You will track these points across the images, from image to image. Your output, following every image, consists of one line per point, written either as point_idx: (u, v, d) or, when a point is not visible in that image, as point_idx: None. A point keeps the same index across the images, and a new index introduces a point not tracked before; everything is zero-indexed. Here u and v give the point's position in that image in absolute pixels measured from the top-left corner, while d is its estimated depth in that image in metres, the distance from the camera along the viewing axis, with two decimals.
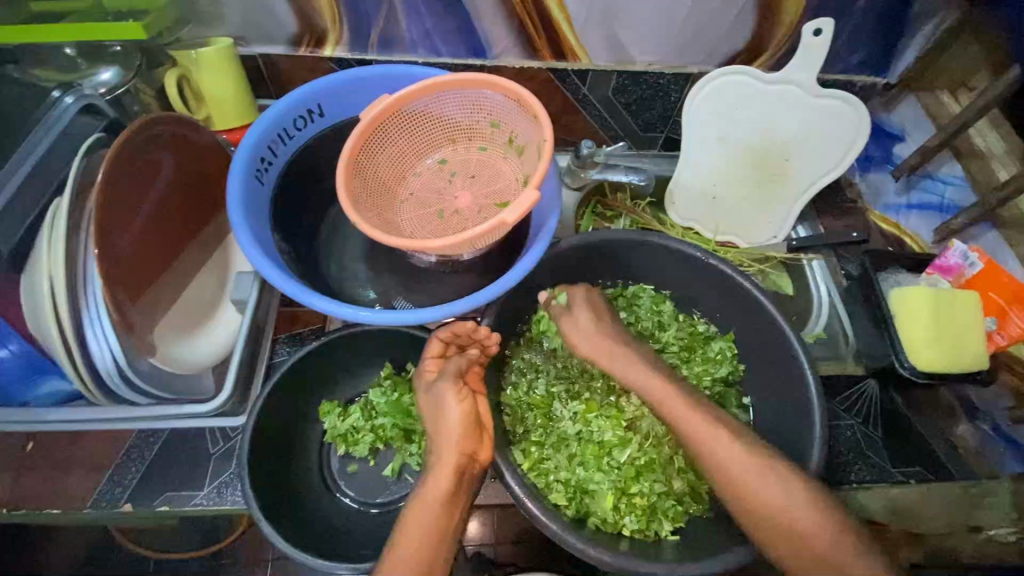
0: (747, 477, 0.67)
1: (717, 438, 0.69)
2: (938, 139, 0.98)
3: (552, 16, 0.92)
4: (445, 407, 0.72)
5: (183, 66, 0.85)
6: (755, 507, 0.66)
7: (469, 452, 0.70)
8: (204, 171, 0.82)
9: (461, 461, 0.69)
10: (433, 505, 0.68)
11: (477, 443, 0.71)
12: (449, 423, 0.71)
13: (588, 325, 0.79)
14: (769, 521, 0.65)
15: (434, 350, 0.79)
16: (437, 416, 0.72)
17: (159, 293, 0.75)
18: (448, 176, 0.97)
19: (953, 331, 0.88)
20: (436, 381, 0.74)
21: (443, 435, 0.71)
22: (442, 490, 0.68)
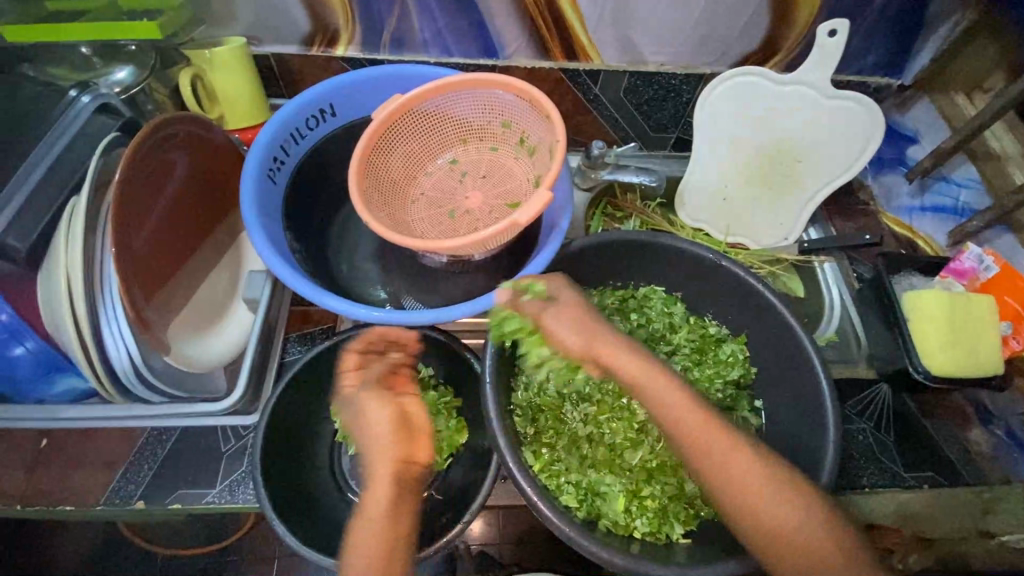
0: (730, 467, 0.64)
1: (685, 427, 0.66)
2: (954, 140, 0.97)
3: (565, 17, 0.91)
4: (370, 415, 0.70)
5: (197, 65, 0.85)
6: (741, 501, 0.63)
7: (404, 455, 0.68)
8: (218, 170, 0.82)
9: (397, 464, 0.67)
10: (378, 519, 0.64)
11: (411, 446, 0.69)
12: (378, 429, 0.69)
13: (567, 314, 0.72)
14: (759, 515, 0.62)
15: (352, 362, 0.76)
16: (363, 425, 0.70)
17: (173, 293, 0.75)
18: (459, 176, 0.97)
19: (967, 334, 0.87)
20: (356, 392, 0.73)
21: (374, 444, 0.69)
22: (384, 502, 0.65)
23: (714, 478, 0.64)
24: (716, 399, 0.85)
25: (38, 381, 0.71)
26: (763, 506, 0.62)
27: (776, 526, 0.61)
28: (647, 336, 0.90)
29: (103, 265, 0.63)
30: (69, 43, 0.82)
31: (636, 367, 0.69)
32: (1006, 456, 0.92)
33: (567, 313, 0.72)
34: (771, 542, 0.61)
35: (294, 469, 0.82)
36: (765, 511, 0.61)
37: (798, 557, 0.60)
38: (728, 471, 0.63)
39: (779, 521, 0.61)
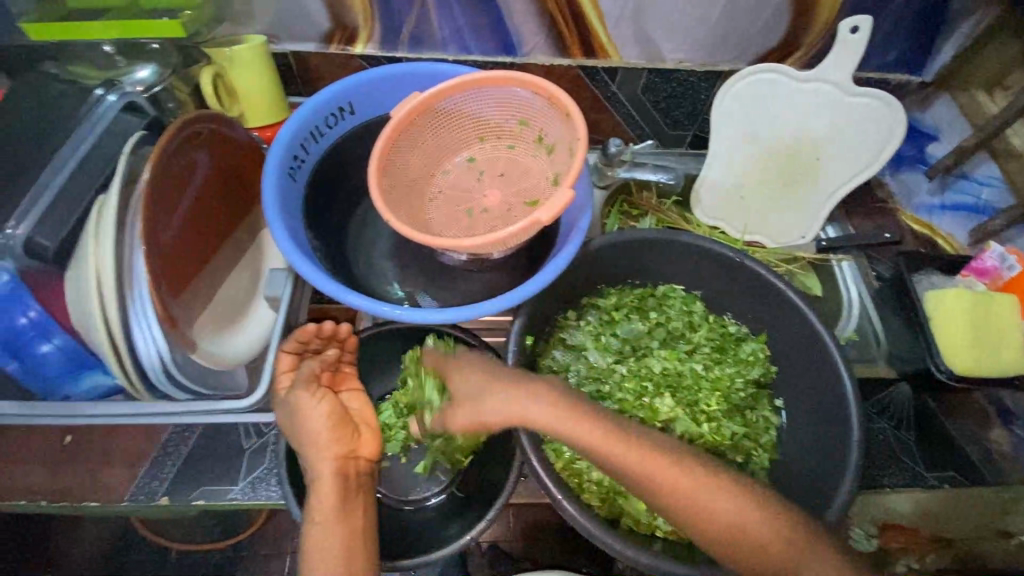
0: (675, 479, 0.63)
1: (608, 450, 0.65)
2: (976, 138, 0.96)
3: (584, 14, 0.91)
4: (306, 417, 0.71)
5: (217, 63, 0.85)
6: (689, 508, 0.62)
7: (347, 451, 0.72)
8: (240, 168, 0.83)
9: (341, 461, 0.71)
10: (330, 519, 0.67)
11: (349, 439, 0.73)
12: (316, 429, 0.71)
13: (476, 368, 0.73)
14: (713, 519, 0.62)
15: (285, 364, 0.76)
16: (300, 429, 0.71)
17: (197, 292, 0.76)
18: (476, 175, 0.97)
19: (990, 334, 0.87)
20: (289, 393, 0.73)
21: (311, 443, 0.70)
22: (331, 503, 0.68)
23: (654, 491, 0.64)
24: (738, 399, 0.85)
25: (67, 377, 0.73)
26: (747, 514, 0.62)
27: (750, 535, 0.61)
28: (668, 334, 0.89)
29: (133, 265, 0.63)
30: (91, 42, 0.82)
31: (549, 410, 0.67)
32: None
33: (469, 370, 0.73)
34: (733, 546, 0.61)
35: None
36: (728, 518, 0.62)
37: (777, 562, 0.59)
38: (668, 482, 0.63)
39: (751, 525, 0.61)
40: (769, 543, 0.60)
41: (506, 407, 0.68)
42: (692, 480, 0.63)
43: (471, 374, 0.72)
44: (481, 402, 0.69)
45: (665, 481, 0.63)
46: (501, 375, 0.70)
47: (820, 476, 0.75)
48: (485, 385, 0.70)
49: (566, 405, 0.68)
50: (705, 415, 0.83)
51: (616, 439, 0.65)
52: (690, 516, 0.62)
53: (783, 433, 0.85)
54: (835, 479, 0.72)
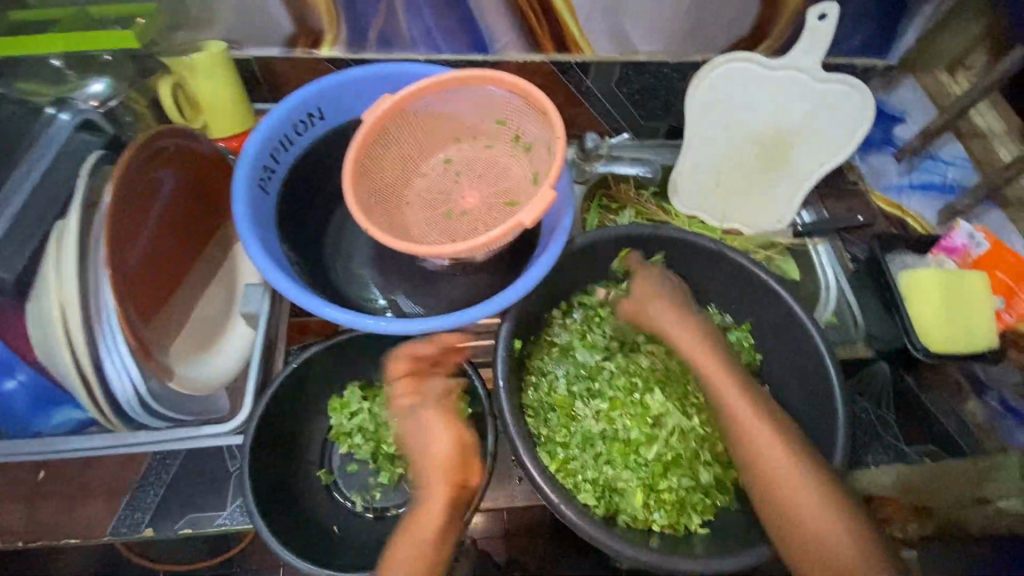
0: (780, 454, 0.69)
1: (733, 402, 0.74)
2: (942, 119, 0.99)
3: (554, 8, 0.89)
4: (432, 437, 0.73)
5: (177, 73, 0.81)
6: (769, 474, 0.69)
7: (460, 480, 0.71)
8: (206, 181, 0.80)
9: (450, 491, 0.70)
10: (422, 543, 0.67)
11: (465, 472, 0.71)
12: (437, 453, 0.72)
13: (663, 304, 0.82)
14: (785, 491, 0.67)
15: (401, 371, 0.77)
16: (423, 448, 0.73)
17: (168, 317, 0.73)
18: (454, 176, 0.95)
19: (963, 312, 0.89)
20: (414, 410, 0.74)
21: (429, 463, 0.72)
22: (430, 527, 0.68)
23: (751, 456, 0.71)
24: None
25: (35, 414, 0.70)
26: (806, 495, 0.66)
27: (806, 543, 0.65)
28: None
29: (100, 293, 0.60)
30: (39, 56, 0.75)
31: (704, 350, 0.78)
32: (1002, 426, 0.93)
33: (650, 302, 0.82)
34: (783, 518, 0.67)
35: (308, 479, 0.78)
36: (800, 503, 0.66)
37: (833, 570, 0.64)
38: (767, 456, 0.70)
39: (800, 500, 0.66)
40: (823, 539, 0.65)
41: (687, 343, 0.79)
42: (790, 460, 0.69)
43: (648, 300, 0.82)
44: (654, 320, 0.82)
45: (761, 455, 0.70)
46: (680, 316, 0.81)
47: None
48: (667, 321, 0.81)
49: (719, 360, 0.77)
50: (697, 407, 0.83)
51: (754, 424, 0.72)
52: (765, 476, 0.69)
53: None
54: (822, 462, 0.74)
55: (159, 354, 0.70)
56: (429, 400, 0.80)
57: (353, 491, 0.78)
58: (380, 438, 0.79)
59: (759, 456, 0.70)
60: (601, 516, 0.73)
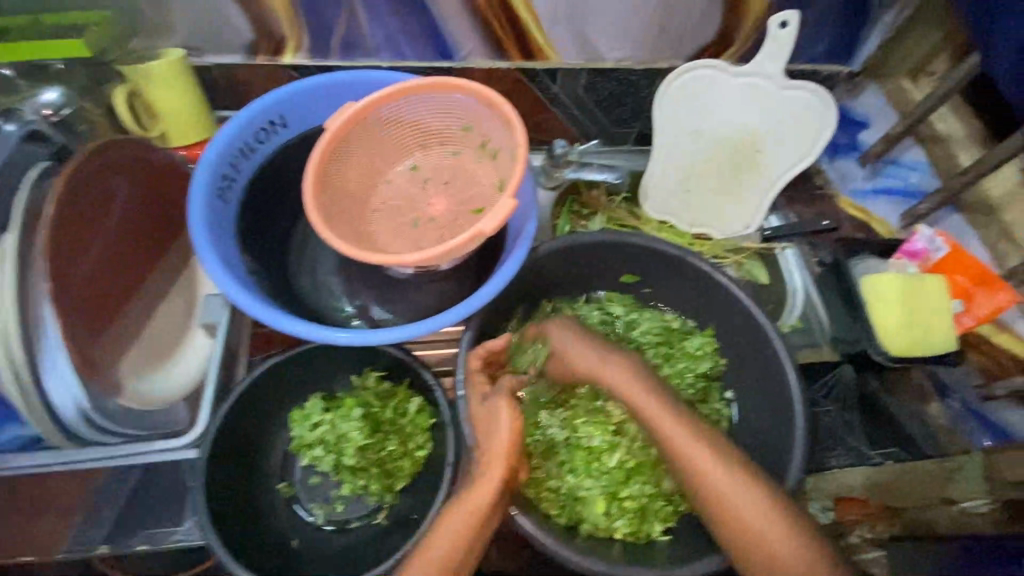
0: (727, 482, 0.64)
1: (664, 430, 0.69)
2: (903, 125, 1.00)
3: (518, 16, 0.89)
4: (497, 422, 0.69)
5: (133, 83, 0.81)
6: (720, 506, 0.64)
7: (514, 468, 0.68)
8: (162, 189, 0.79)
9: (503, 479, 0.67)
10: (468, 517, 0.65)
11: (518, 462, 0.69)
12: (497, 439, 0.68)
13: (578, 339, 0.77)
14: (740, 523, 0.63)
15: (476, 364, 0.74)
16: (484, 430, 0.69)
17: (122, 330, 0.73)
18: (421, 183, 0.95)
19: (922, 315, 0.91)
20: (493, 400, 0.70)
21: (489, 445, 0.68)
22: (478, 506, 0.65)
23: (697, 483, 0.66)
24: (687, 394, 0.86)
25: None
26: (761, 515, 0.62)
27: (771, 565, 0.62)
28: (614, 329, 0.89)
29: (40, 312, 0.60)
30: None
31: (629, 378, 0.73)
32: (964, 427, 0.94)
33: (569, 344, 0.77)
34: (744, 546, 0.63)
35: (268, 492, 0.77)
36: (760, 528, 0.62)
37: None
38: (715, 484, 0.65)
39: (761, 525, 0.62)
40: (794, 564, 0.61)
41: (616, 378, 0.73)
42: (738, 483, 0.64)
43: (569, 341, 0.77)
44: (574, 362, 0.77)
45: (713, 481, 0.65)
46: (605, 350, 0.76)
47: (769, 468, 0.78)
48: (587, 359, 0.76)
49: (650, 390, 0.71)
50: None
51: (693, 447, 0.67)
52: (719, 510, 0.64)
53: (735, 423, 0.87)
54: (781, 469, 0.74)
55: (105, 369, 0.69)
56: (387, 411, 0.78)
57: (315, 504, 0.78)
58: (340, 451, 0.78)
59: (707, 484, 0.65)
60: (562, 525, 0.73)
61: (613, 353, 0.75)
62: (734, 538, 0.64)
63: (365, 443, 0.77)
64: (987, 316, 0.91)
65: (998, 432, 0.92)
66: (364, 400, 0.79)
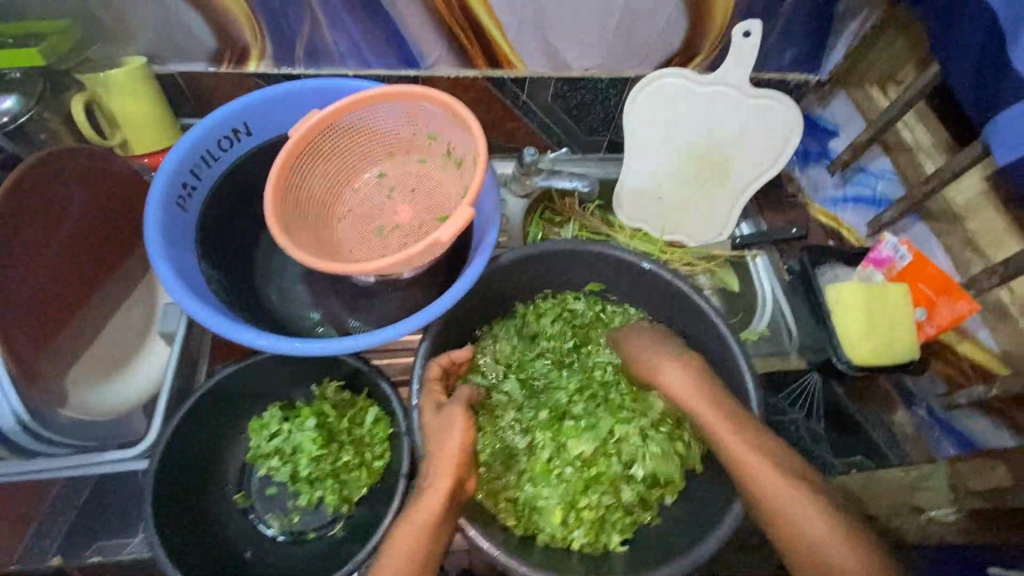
0: (776, 481, 0.62)
1: (719, 436, 0.67)
2: (868, 134, 1.01)
3: (482, 26, 0.90)
4: (449, 431, 0.69)
5: (92, 90, 0.81)
6: (768, 506, 0.62)
7: (460, 477, 0.68)
8: (121, 197, 0.81)
9: (452, 490, 0.66)
10: (421, 533, 0.64)
11: (466, 472, 0.69)
12: (448, 450, 0.68)
13: (649, 347, 0.77)
14: (787, 525, 0.60)
15: (433, 373, 0.74)
16: (433, 442, 0.69)
17: (68, 341, 0.74)
18: (387, 191, 0.94)
19: (885, 323, 0.91)
20: (444, 414, 0.70)
21: (439, 457, 0.68)
22: (428, 520, 0.64)
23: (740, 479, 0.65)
24: None
25: None
26: (798, 513, 0.60)
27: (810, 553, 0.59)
28: (579, 327, 0.88)
29: None
30: None
31: (688, 383, 0.71)
32: (929, 435, 0.95)
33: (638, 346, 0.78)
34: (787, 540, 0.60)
35: (221, 504, 0.78)
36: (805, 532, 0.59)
37: None
38: (760, 478, 0.63)
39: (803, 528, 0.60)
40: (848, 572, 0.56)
41: (674, 380, 0.72)
42: (785, 482, 0.62)
43: (638, 346, 0.78)
44: (641, 364, 0.77)
45: (759, 473, 0.63)
46: (671, 355, 0.74)
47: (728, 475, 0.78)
48: (648, 358, 0.76)
49: (708, 389, 0.70)
50: (635, 431, 0.77)
51: (731, 430, 0.66)
52: (765, 498, 0.62)
53: None
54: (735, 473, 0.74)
55: (51, 379, 0.71)
56: (346, 420, 0.78)
57: (272, 515, 0.78)
58: (295, 461, 0.78)
59: (753, 481, 0.64)
60: (518, 537, 0.72)
61: (672, 357, 0.74)
62: (782, 543, 0.61)
63: (321, 453, 0.77)
64: (948, 325, 0.89)
65: (964, 441, 0.91)
66: (320, 410, 0.79)
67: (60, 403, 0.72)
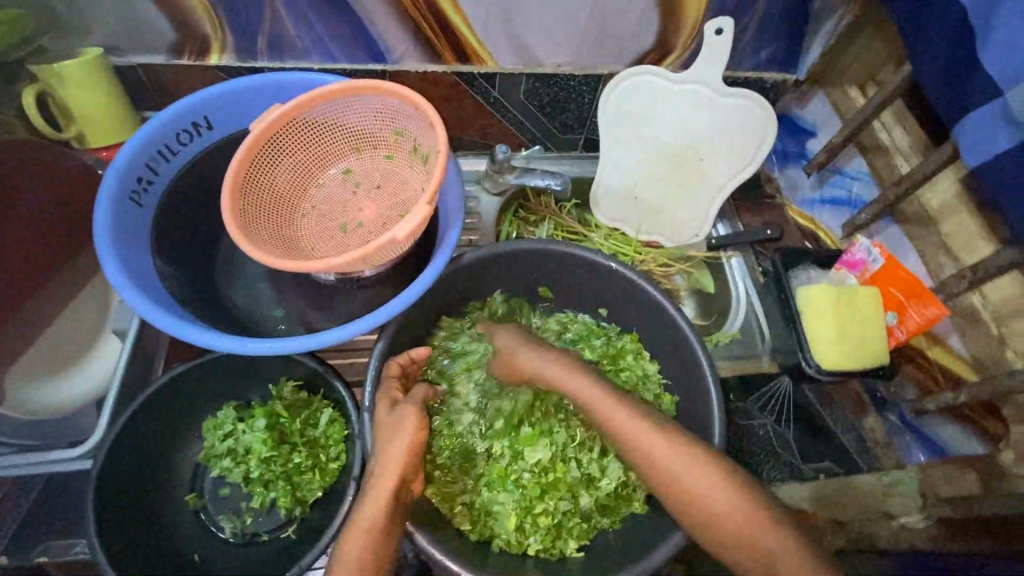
0: (673, 461, 0.66)
1: (617, 423, 0.69)
2: (844, 134, 0.99)
3: (449, 20, 0.88)
4: (394, 431, 0.67)
5: (46, 81, 0.79)
6: (677, 486, 0.65)
7: (406, 477, 0.67)
8: (73, 192, 0.81)
9: (396, 490, 0.65)
10: (366, 535, 0.63)
11: (415, 472, 0.68)
12: (394, 450, 0.66)
13: (525, 349, 0.76)
14: (700, 500, 0.64)
15: (394, 370, 0.73)
16: (382, 444, 0.67)
17: (18, 337, 0.75)
18: (353, 187, 0.92)
19: (856, 327, 0.90)
20: (392, 416, 0.68)
21: (384, 458, 0.67)
22: (372, 521, 0.64)
23: (648, 468, 0.67)
24: None
25: None
26: (727, 508, 0.64)
27: (716, 522, 0.64)
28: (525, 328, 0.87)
29: None
30: None
31: (598, 391, 0.70)
32: (899, 441, 0.94)
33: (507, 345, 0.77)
34: (695, 516, 0.65)
35: (172, 505, 0.76)
36: (713, 505, 0.64)
37: (748, 552, 0.63)
38: (659, 463, 0.66)
39: (732, 516, 0.64)
40: (761, 538, 0.63)
41: (553, 373, 0.73)
42: (691, 461, 0.66)
43: (506, 347, 0.76)
44: (524, 368, 0.75)
45: (655, 457, 0.66)
46: (543, 350, 0.75)
47: None
48: (539, 362, 0.74)
49: (594, 385, 0.71)
50: (592, 436, 0.79)
51: (628, 418, 0.69)
52: (670, 482, 0.66)
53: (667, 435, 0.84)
54: None
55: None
56: (299, 420, 0.77)
57: (224, 517, 0.77)
58: (248, 462, 0.76)
59: (653, 465, 0.67)
60: (473, 541, 0.71)
61: (565, 361, 0.73)
62: (695, 521, 0.65)
63: (272, 454, 0.76)
64: (917, 329, 0.89)
65: (934, 446, 0.92)
66: (272, 411, 0.78)
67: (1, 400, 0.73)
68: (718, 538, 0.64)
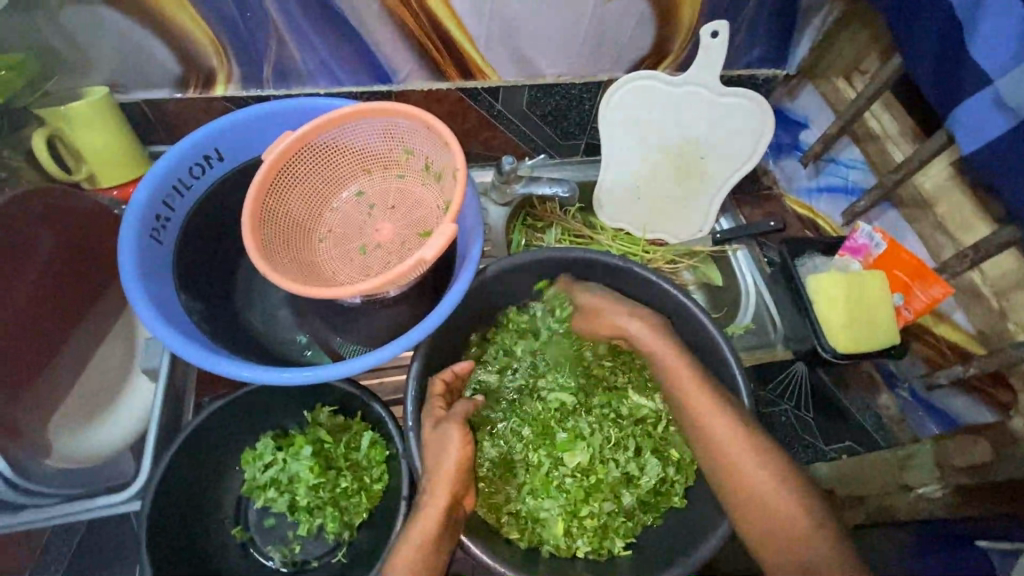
0: (734, 436, 0.70)
1: (686, 394, 0.74)
2: (837, 125, 1.03)
3: (452, 37, 0.89)
4: (443, 448, 0.69)
5: (53, 124, 0.78)
6: (737, 472, 0.70)
7: (459, 491, 0.69)
8: (87, 238, 0.82)
9: (451, 502, 0.67)
10: (426, 547, 0.66)
11: (465, 487, 0.70)
12: (447, 464, 0.68)
13: (613, 307, 0.80)
14: (756, 491, 0.69)
15: (439, 388, 0.74)
16: (430, 460, 0.69)
17: (48, 387, 0.76)
18: (367, 209, 0.93)
19: (866, 312, 0.93)
20: (437, 430, 0.70)
21: (436, 475, 0.68)
22: (430, 529, 0.66)
23: (712, 442, 0.72)
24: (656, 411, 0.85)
25: None
26: (784, 504, 0.68)
27: (770, 520, 0.67)
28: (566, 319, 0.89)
29: None
30: None
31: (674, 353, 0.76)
32: (912, 416, 0.99)
33: (595, 303, 0.81)
34: (749, 508, 0.69)
35: (221, 536, 0.77)
36: (769, 497, 0.68)
37: (792, 552, 0.66)
38: (723, 437, 0.71)
39: (781, 508, 0.68)
40: (812, 542, 0.66)
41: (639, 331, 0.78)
42: (751, 450, 0.70)
43: (594, 308, 0.81)
44: (611, 322, 0.80)
45: (718, 436, 0.71)
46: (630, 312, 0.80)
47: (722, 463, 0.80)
48: (622, 324, 0.79)
49: (674, 349, 0.76)
50: (626, 436, 0.81)
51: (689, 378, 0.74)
52: (728, 468, 0.71)
53: None
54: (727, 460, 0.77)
55: (24, 429, 0.72)
56: (344, 445, 0.77)
57: (273, 546, 0.78)
58: (293, 490, 0.77)
59: (707, 436, 0.72)
60: (524, 549, 0.73)
61: (647, 323, 0.78)
62: (747, 514, 0.69)
63: (319, 481, 0.76)
64: (924, 309, 0.93)
65: (945, 418, 0.96)
66: (315, 437, 0.78)
67: (43, 454, 0.74)
68: (769, 537, 0.67)
